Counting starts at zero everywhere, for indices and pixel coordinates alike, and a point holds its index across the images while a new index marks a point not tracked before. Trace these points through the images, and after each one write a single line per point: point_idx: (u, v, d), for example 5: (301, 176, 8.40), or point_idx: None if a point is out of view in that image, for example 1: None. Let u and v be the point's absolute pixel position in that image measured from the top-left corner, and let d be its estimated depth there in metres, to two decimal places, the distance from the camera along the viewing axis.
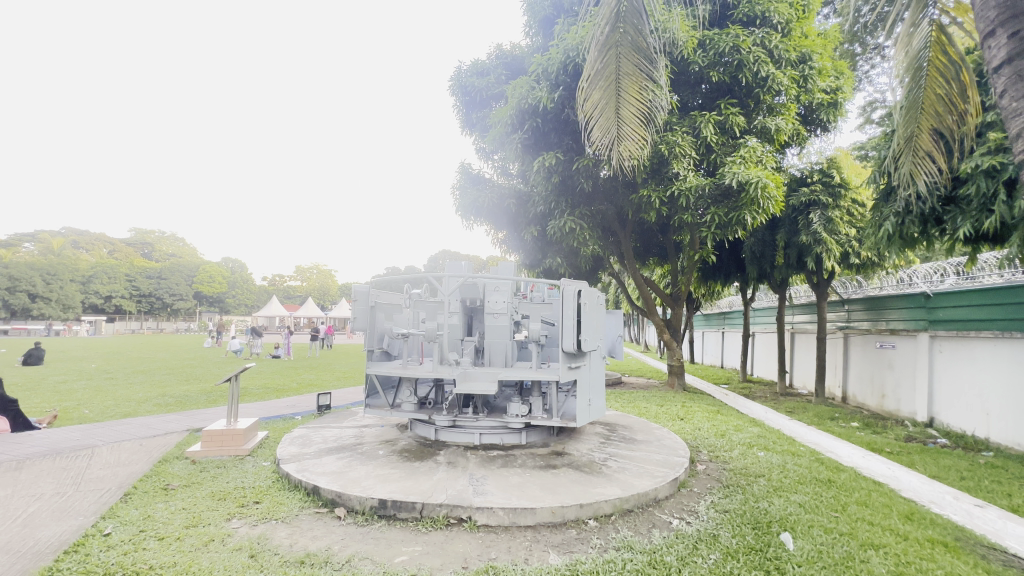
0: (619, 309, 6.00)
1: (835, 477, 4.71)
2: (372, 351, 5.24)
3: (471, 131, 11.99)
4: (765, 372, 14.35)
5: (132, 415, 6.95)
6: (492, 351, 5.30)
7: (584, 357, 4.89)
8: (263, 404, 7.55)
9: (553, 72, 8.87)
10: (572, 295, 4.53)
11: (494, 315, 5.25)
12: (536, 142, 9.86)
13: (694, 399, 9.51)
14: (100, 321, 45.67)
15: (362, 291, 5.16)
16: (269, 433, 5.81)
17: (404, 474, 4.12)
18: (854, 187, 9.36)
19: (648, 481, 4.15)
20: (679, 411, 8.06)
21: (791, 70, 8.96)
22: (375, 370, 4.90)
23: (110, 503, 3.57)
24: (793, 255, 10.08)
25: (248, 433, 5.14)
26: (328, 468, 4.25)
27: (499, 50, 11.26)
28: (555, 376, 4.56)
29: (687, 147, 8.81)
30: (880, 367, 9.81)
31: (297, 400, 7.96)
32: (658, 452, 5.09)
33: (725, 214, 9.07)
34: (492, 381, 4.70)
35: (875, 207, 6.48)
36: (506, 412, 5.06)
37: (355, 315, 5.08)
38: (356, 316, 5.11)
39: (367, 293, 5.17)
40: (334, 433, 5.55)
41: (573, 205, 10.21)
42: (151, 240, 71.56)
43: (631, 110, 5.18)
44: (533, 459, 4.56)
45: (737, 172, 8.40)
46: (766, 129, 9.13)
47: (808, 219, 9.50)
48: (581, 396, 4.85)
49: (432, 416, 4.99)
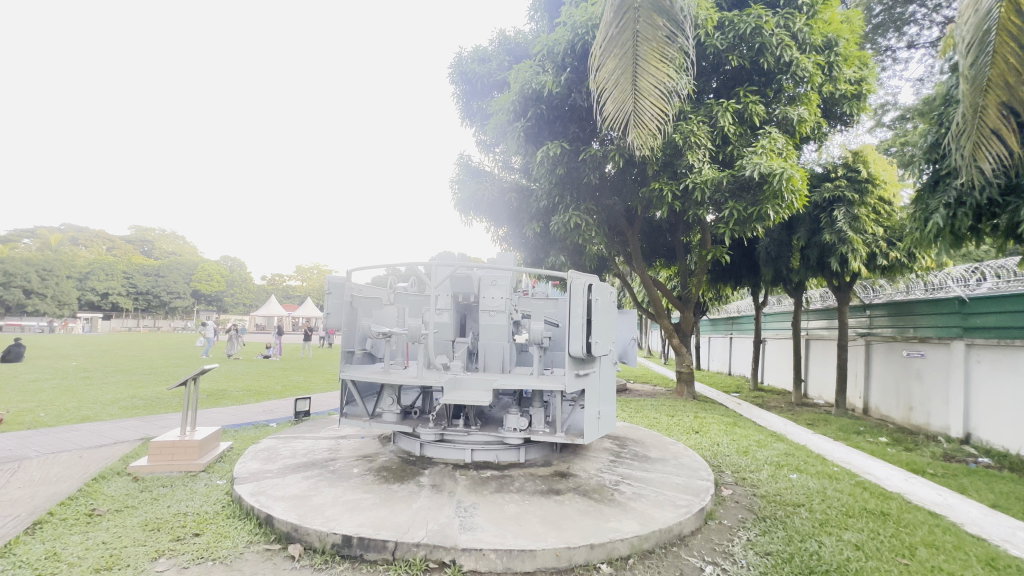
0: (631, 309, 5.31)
1: (887, 508, 4.02)
2: (350, 353, 4.54)
3: (471, 122, 11.38)
4: (776, 380, 13.67)
5: (89, 421, 6.26)
6: (487, 354, 4.63)
7: (593, 363, 4.21)
8: (236, 409, 6.88)
9: (561, 52, 8.21)
10: (581, 289, 3.81)
11: (490, 312, 4.59)
12: (540, 130, 9.20)
13: (707, 409, 8.82)
14: (95, 318, 45.16)
15: (337, 282, 4.44)
16: (233, 444, 5.13)
17: (378, 500, 3.44)
18: (882, 182, 8.66)
19: (672, 513, 3.45)
20: (693, 423, 7.37)
21: (816, 55, 8.34)
22: (351, 375, 4.22)
23: (10, 537, 2.90)
24: (813, 256, 9.42)
25: (205, 445, 4.47)
26: (289, 492, 3.57)
27: (502, 35, 10.60)
28: (561, 386, 3.89)
29: (703, 136, 8.19)
30: (906, 378, 9.10)
31: (274, 405, 7.28)
32: (678, 475, 4.39)
33: (744, 209, 8.28)
34: (486, 390, 4.03)
35: (918, 198, 5.80)
36: (503, 425, 4.38)
37: (329, 310, 4.38)
38: (330, 310, 4.39)
39: (343, 285, 4.45)
40: (306, 445, 4.88)
41: (579, 199, 9.56)
42: (150, 238, 71.19)
43: (651, 79, 4.43)
44: (533, 482, 3.88)
45: (757, 163, 7.74)
46: (788, 120, 8.48)
47: (831, 217, 8.84)
48: (589, 409, 4.18)
49: (416, 428, 4.32)
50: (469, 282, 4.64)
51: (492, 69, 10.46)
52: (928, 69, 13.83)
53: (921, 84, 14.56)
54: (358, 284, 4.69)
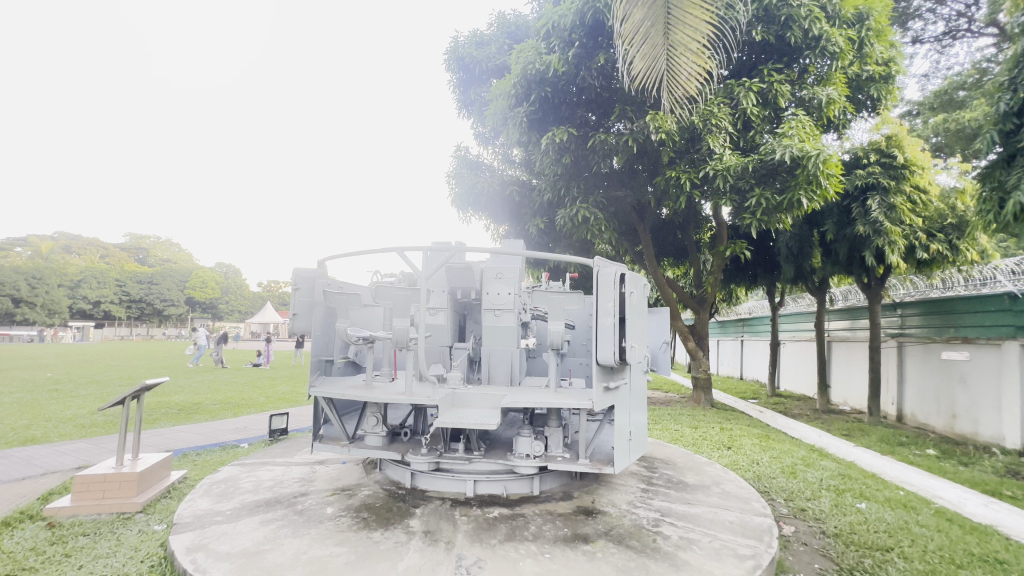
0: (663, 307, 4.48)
1: (996, 552, 3.20)
2: (324, 363, 3.71)
3: (469, 112, 10.63)
4: (794, 386, 12.87)
5: (31, 443, 5.41)
6: (491, 362, 3.83)
7: (623, 373, 3.42)
8: (203, 429, 6.03)
9: (567, 26, 7.46)
10: (612, 281, 3.02)
11: (495, 311, 3.83)
12: (545, 116, 8.43)
13: (731, 420, 8.01)
14: (87, 328, 44.29)
15: (306, 274, 3.56)
16: (189, 473, 4.29)
17: (353, 557, 2.62)
18: (920, 167, 7.85)
19: (738, 570, 2.62)
20: (721, 436, 6.56)
21: (847, 29, 7.67)
22: (324, 393, 3.39)
23: None
24: (843, 250, 8.66)
25: (146, 477, 3.65)
26: (237, 546, 2.75)
27: (501, 17, 9.86)
28: (587, 404, 3.09)
29: (724, 118, 7.48)
30: (947, 382, 8.31)
31: (249, 422, 6.45)
32: (728, 509, 3.56)
33: (772, 197, 7.49)
34: (493, 409, 3.23)
35: (988, 175, 5.03)
36: (512, 450, 3.57)
37: (296, 309, 3.52)
38: (297, 311, 3.53)
39: (313, 279, 3.59)
40: (274, 474, 4.05)
41: (587, 191, 8.78)
42: (144, 245, 70.22)
43: (688, 30, 3.63)
44: (553, 525, 3.06)
45: (788, 145, 7.05)
46: (815, 101, 7.74)
47: (864, 206, 8.10)
48: (619, 430, 3.38)
49: (406, 456, 3.50)
50: (468, 275, 3.82)
51: (492, 53, 9.72)
52: (937, 61, 13.44)
53: (932, 76, 13.93)
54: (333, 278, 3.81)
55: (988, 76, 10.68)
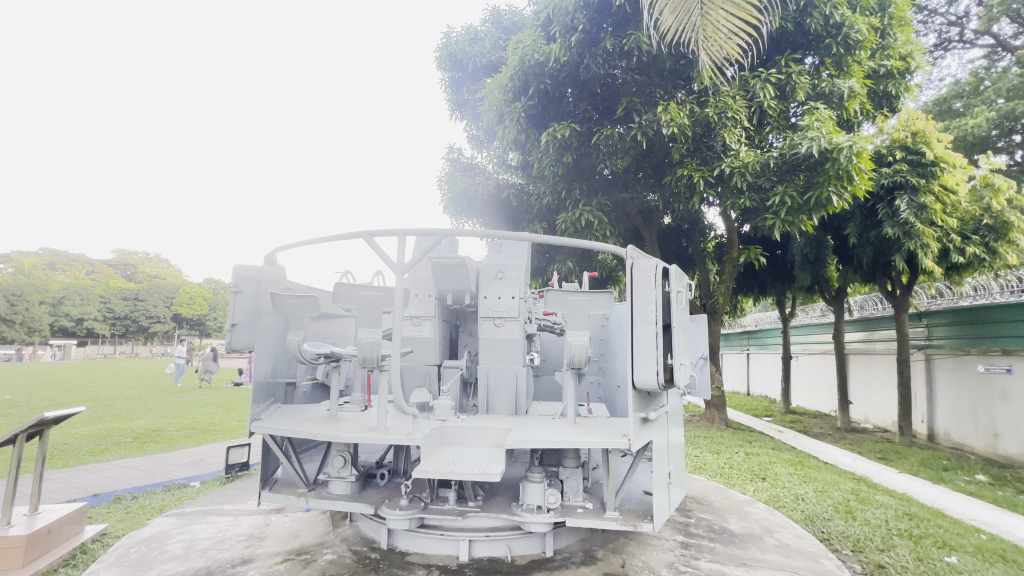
0: (703, 313, 3.59)
1: None
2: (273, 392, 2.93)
3: (461, 114, 9.99)
4: (808, 402, 12.12)
5: None
6: (490, 387, 3.06)
7: (661, 399, 2.65)
8: (150, 465, 5.12)
9: (569, 10, 6.87)
10: (654, 279, 2.29)
11: (496, 321, 3.05)
12: (544, 111, 7.79)
13: (754, 443, 7.22)
14: (69, 346, 42.80)
15: (249, 274, 2.85)
16: (111, 528, 3.43)
17: None
18: (950, 163, 7.26)
19: None
20: (751, 464, 5.77)
21: (869, 16, 7.17)
22: (271, 428, 2.60)
23: None
24: (867, 255, 8.01)
25: (41, 540, 2.84)
26: None
27: (495, 12, 9.30)
28: (623, 442, 2.32)
29: (740, 110, 6.88)
30: (984, 397, 7.60)
31: (207, 456, 5.54)
32: (797, 572, 2.76)
33: (797, 195, 6.84)
34: (493, 449, 2.46)
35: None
36: (516, 500, 2.76)
37: (236, 320, 2.78)
38: (238, 319, 2.80)
39: (259, 280, 2.86)
40: (215, 528, 3.21)
41: (591, 194, 8.09)
42: (133, 261, 68.72)
43: None
44: None
45: (815, 138, 6.48)
46: (835, 94, 7.14)
47: (890, 207, 7.49)
48: (658, 474, 2.61)
49: (380, 509, 2.69)
50: (463, 273, 3.01)
51: (486, 48, 9.16)
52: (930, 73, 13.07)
53: (923, 89, 13.61)
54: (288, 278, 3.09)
55: (988, 84, 10.31)
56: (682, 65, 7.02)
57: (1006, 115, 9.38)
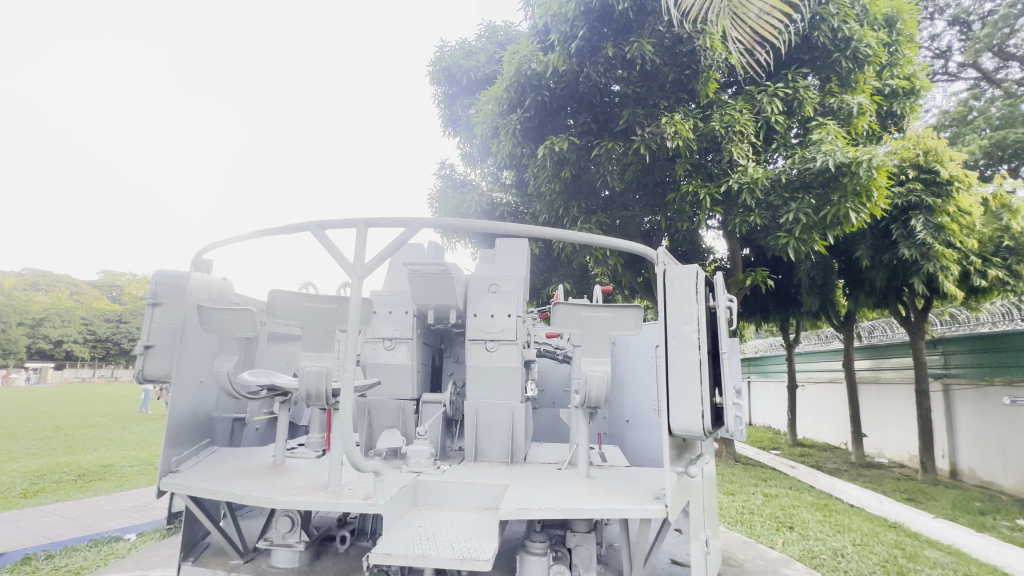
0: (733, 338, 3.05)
1: None
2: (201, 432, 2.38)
3: (453, 130, 9.63)
4: (815, 434, 11.52)
5: None
6: (481, 428, 2.49)
7: (698, 447, 2.08)
8: (84, 512, 4.38)
9: (569, 17, 6.57)
10: (695, 291, 1.77)
11: (488, 344, 2.51)
12: (541, 124, 7.45)
13: (770, 481, 6.60)
14: (46, 369, 41.32)
15: (171, 283, 2.36)
16: None
17: None
18: (966, 182, 6.93)
19: None
20: (772, 509, 5.14)
21: (877, 32, 6.98)
22: (191, 483, 2.01)
23: None
24: (880, 278, 7.61)
25: None
26: None
27: (491, 26, 9.08)
28: (658, 508, 1.74)
29: (748, 125, 6.57)
30: (1011, 431, 7.09)
31: (155, 500, 4.80)
32: None
33: (812, 211, 6.43)
34: (481, 513, 1.87)
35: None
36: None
37: (151, 340, 2.31)
38: (155, 339, 2.31)
39: (183, 291, 2.36)
40: None
41: (589, 212, 7.62)
42: (118, 282, 67.40)
43: None
44: None
45: (829, 151, 6.18)
46: (843, 110, 6.83)
47: (905, 227, 7.14)
48: (697, 544, 2.03)
49: None
50: (447, 285, 2.48)
51: (481, 62, 8.88)
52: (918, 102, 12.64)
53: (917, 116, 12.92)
54: (222, 290, 2.60)
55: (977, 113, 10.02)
56: (684, 77, 6.70)
57: (997, 144, 9.19)
